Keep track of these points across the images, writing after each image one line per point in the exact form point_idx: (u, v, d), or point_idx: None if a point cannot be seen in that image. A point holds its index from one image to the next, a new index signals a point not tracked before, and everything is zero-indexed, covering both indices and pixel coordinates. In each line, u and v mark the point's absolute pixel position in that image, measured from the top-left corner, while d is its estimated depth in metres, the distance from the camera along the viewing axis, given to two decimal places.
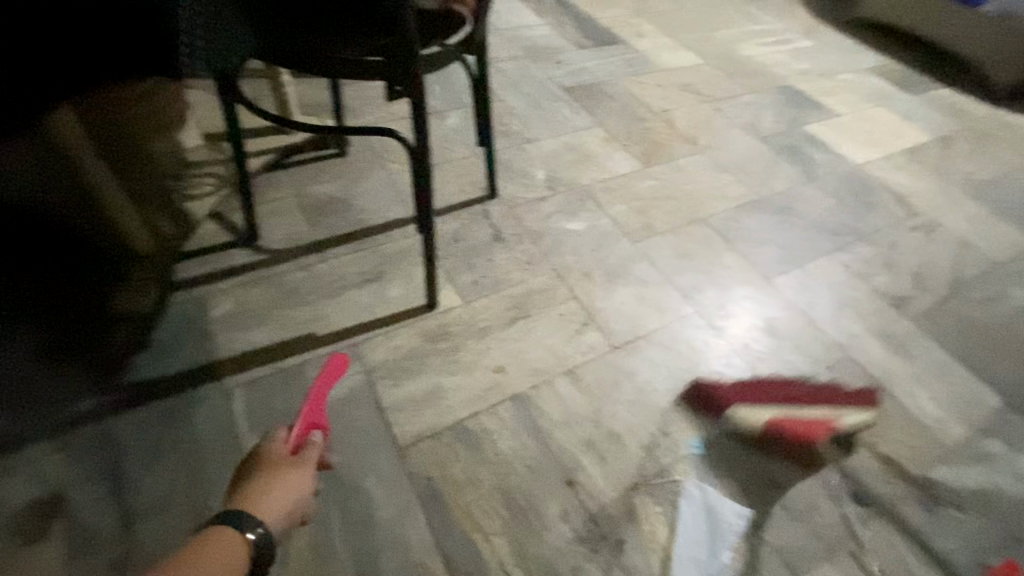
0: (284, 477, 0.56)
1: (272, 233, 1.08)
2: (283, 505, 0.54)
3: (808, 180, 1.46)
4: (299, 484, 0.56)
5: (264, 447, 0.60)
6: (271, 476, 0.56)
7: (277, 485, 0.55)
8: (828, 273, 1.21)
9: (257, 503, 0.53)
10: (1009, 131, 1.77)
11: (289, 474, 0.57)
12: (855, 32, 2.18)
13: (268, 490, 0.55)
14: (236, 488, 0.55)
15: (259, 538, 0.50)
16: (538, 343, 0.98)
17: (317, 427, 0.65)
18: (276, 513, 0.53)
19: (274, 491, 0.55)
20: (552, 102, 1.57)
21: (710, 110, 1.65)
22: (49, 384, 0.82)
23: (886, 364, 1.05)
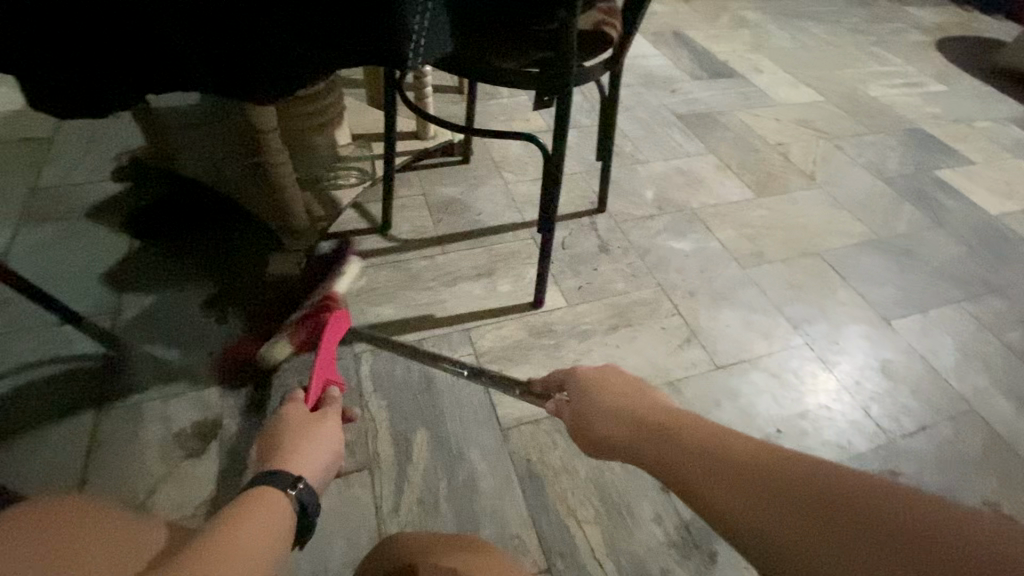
0: (312, 432, 0.63)
1: (402, 224, 1.19)
2: (319, 459, 0.60)
3: (935, 225, 1.38)
4: (329, 438, 0.64)
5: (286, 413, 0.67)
6: (301, 434, 0.62)
7: (310, 438, 0.62)
8: (954, 323, 1.13)
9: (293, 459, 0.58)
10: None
11: (317, 429, 0.64)
12: (997, 79, 2.05)
13: (303, 441, 0.61)
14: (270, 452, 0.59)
15: (301, 494, 0.52)
16: (639, 352, 1.00)
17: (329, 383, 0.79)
18: (314, 467, 0.58)
19: (311, 444, 0.61)
20: (663, 128, 1.61)
21: (829, 147, 1.61)
22: (215, 328, 0.96)
23: (1021, 426, 0.96)
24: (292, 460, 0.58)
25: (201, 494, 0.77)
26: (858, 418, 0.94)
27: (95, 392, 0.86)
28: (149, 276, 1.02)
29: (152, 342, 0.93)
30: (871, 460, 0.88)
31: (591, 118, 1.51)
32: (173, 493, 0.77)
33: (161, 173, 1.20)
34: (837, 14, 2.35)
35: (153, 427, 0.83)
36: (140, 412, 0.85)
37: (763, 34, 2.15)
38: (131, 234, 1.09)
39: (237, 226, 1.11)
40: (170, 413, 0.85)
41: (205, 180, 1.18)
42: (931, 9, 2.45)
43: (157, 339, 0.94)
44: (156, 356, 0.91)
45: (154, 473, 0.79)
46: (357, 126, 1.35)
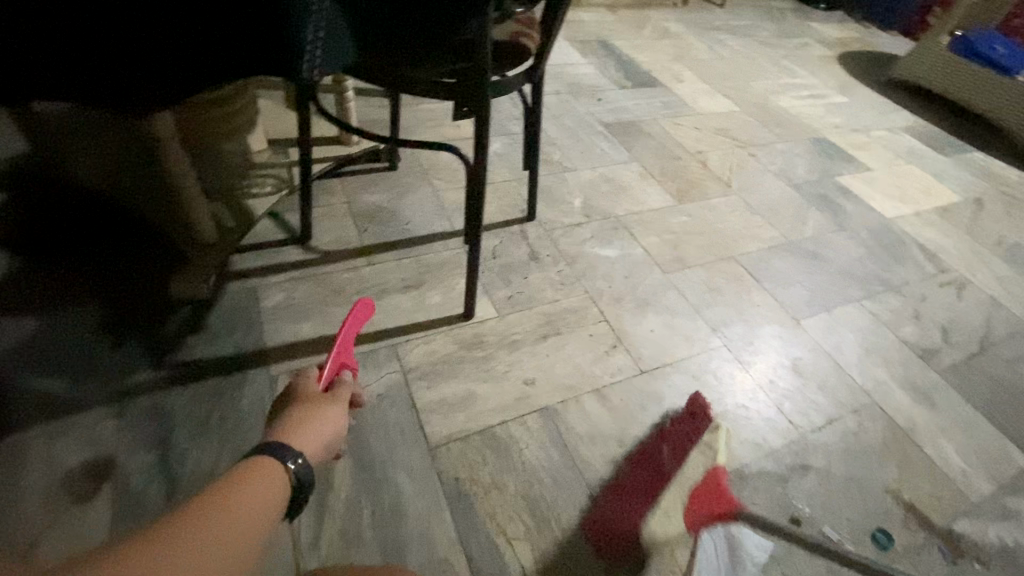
0: (321, 411, 0.54)
1: (324, 235, 1.14)
2: (322, 442, 0.52)
3: (838, 228, 1.49)
4: (334, 421, 0.55)
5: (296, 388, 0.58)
6: (310, 410, 0.54)
7: (316, 419, 0.53)
8: (856, 320, 1.22)
9: (295, 437, 0.50)
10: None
11: (326, 410, 0.55)
12: (889, 91, 2.25)
13: (308, 420, 0.53)
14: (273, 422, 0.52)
15: (299, 469, 0.46)
16: (568, 360, 1.01)
17: (343, 368, 0.69)
18: (316, 448, 0.51)
19: (315, 419, 0.53)
20: (591, 136, 1.64)
21: (744, 156, 1.71)
22: (109, 354, 0.87)
23: (914, 414, 1.05)
24: (292, 437, 0.49)
25: (90, 542, 0.70)
26: (773, 415, 0.99)
27: None
28: (30, 299, 0.92)
29: (32, 373, 0.83)
30: (785, 455, 0.93)
31: (519, 126, 1.51)
32: (57, 544, 0.69)
33: (46, 182, 1.08)
34: (751, 29, 2.50)
35: (32, 470, 0.74)
36: (16, 453, 0.75)
37: (684, 45, 2.25)
38: (7, 252, 0.97)
39: (136, 240, 1.02)
40: (53, 453, 0.76)
41: (98, 190, 1.07)
42: (833, 25, 2.66)
43: (38, 370, 0.84)
44: (36, 389, 0.82)
45: (33, 523, 0.70)
46: (273, 132, 1.28)
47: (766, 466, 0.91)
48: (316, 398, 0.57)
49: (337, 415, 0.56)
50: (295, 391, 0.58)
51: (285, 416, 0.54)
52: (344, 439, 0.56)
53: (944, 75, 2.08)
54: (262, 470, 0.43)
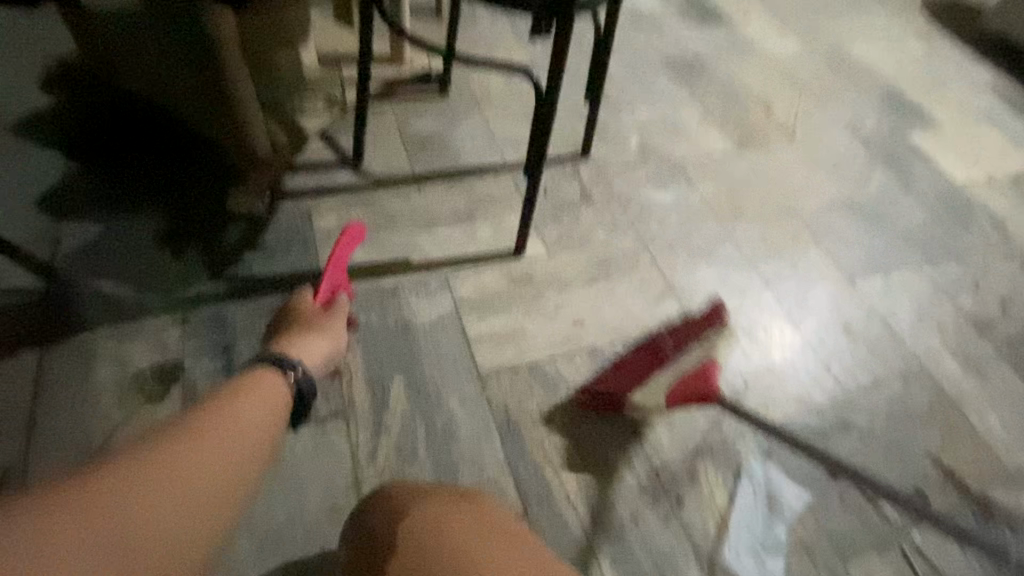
0: (321, 328, 0.71)
1: (376, 159, 1.12)
2: (319, 354, 0.68)
3: (904, 189, 1.42)
4: (332, 337, 0.71)
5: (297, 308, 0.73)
6: (313, 328, 0.70)
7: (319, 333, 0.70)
8: (913, 285, 1.19)
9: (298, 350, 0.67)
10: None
11: (325, 326, 0.71)
12: (976, 42, 2.06)
13: (310, 335, 0.69)
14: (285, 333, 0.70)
15: (300, 383, 0.61)
16: (618, 304, 1.00)
17: (339, 291, 0.78)
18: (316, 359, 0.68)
19: (317, 340, 0.69)
20: (650, 72, 1.55)
21: (810, 104, 1.61)
22: (170, 264, 0.89)
23: (962, 383, 1.03)
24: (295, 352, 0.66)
25: None
26: (819, 373, 0.99)
27: (38, 330, 0.79)
28: (92, 202, 0.92)
29: (98, 276, 0.85)
30: (828, 412, 0.94)
31: (577, 55, 1.43)
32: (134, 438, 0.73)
33: (97, 86, 1.06)
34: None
35: (105, 369, 0.77)
36: (91, 352, 0.79)
37: None
38: (66, 155, 0.97)
39: (190, 152, 1.01)
40: (125, 354, 0.79)
41: (150, 96, 1.05)
42: None
43: (103, 274, 0.86)
44: (103, 292, 0.84)
45: (110, 417, 0.74)
46: (325, 46, 1.22)
47: (808, 420, 0.92)
48: (322, 320, 0.72)
49: (337, 334, 0.71)
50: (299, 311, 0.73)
51: (294, 324, 0.72)
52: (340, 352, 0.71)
53: None
54: (267, 376, 0.58)
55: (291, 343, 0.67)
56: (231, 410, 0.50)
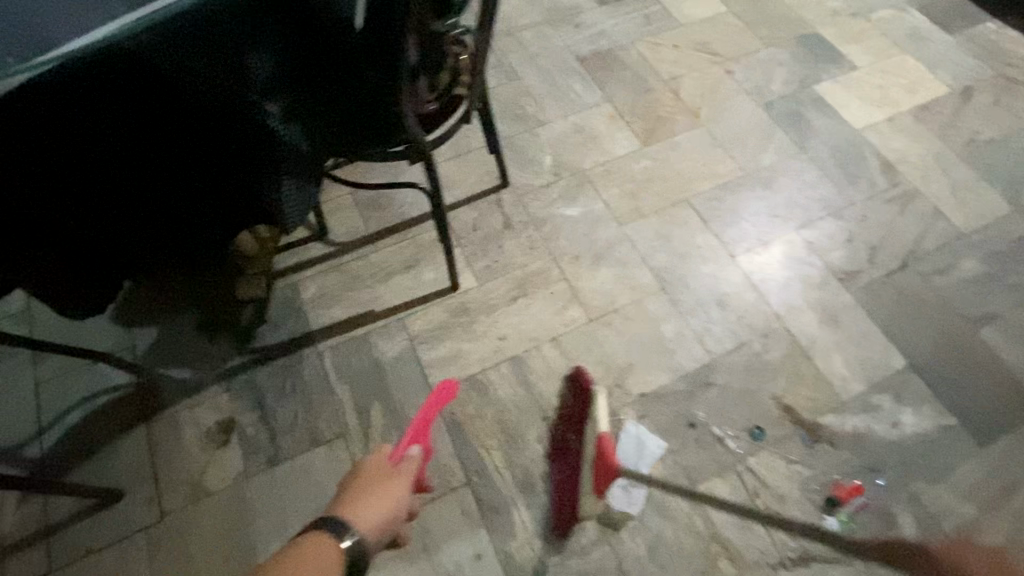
0: (387, 486, 0.72)
1: (337, 227, 1.43)
2: (376, 521, 0.69)
3: (800, 150, 1.59)
4: (392, 501, 0.71)
5: (363, 467, 0.74)
6: (378, 486, 0.72)
7: (378, 497, 0.71)
8: (790, 250, 1.42)
9: (358, 512, 0.68)
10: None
11: (390, 486, 0.72)
12: None
13: (370, 496, 0.70)
14: (348, 487, 0.72)
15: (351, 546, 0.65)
16: (534, 317, 1.33)
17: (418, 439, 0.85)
18: (373, 524, 0.68)
19: (375, 500, 0.70)
20: (565, 77, 1.73)
21: (719, 74, 1.75)
22: (210, 348, 1.27)
23: (815, 333, 1.31)
24: (361, 509, 0.69)
25: (234, 469, 1.15)
26: (693, 345, 1.29)
27: (138, 411, 1.20)
28: (147, 312, 1.30)
29: (168, 366, 1.25)
30: (695, 376, 1.25)
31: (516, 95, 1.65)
32: (217, 471, 1.15)
33: None
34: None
35: (189, 430, 1.19)
36: (176, 420, 1.20)
37: None
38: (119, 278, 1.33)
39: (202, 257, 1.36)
40: (197, 418, 1.20)
41: None
42: None
43: (170, 364, 1.25)
44: (173, 377, 1.24)
45: (200, 460, 1.16)
46: None
47: (679, 386, 1.24)
48: (388, 471, 0.74)
49: (399, 494, 0.72)
50: (364, 471, 0.73)
51: (356, 482, 0.73)
52: (402, 517, 0.72)
53: None
54: (320, 536, 0.64)
55: (358, 501, 0.70)
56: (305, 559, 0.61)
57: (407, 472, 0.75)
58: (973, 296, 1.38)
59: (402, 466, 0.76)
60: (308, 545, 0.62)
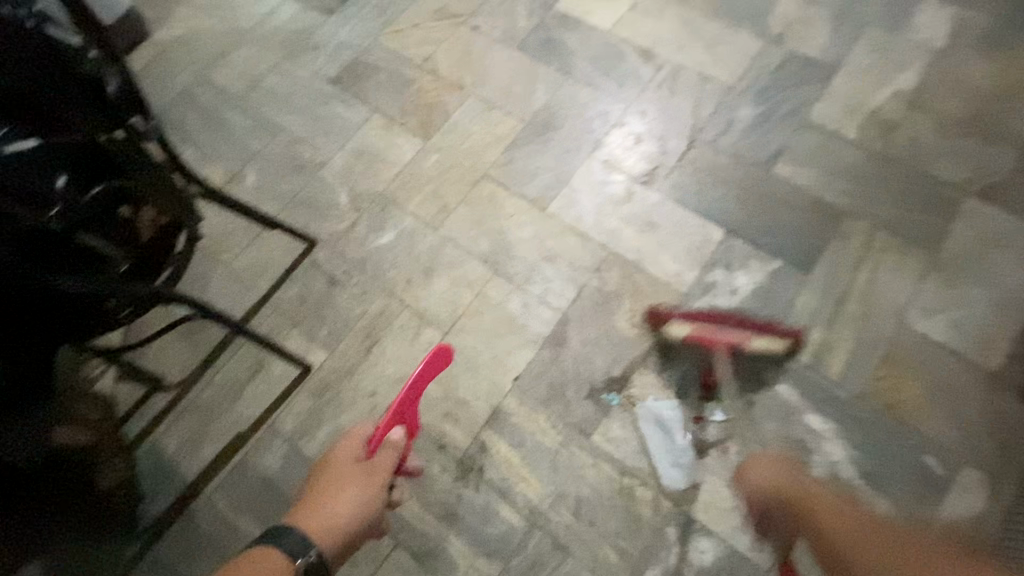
0: (353, 482, 0.80)
1: (170, 369, 1.36)
2: (340, 522, 0.77)
3: (565, 75, 1.62)
4: (356, 495, 0.79)
5: (342, 449, 0.84)
6: (345, 481, 0.80)
7: (343, 491, 0.79)
8: (588, 178, 1.47)
9: (322, 512, 0.77)
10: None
11: (356, 479, 0.80)
12: None
13: (336, 493, 0.79)
14: (322, 474, 0.82)
15: (301, 563, 0.71)
16: (393, 358, 1.33)
17: (398, 424, 0.87)
18: (333, 524, 0.76)
19: (344, 497, 0.78)
20: (325, 106, 1.68)
21: (467, 33, 1.74)
22: (100, 550, 1.21)
23: (640, 244, 1.38)
24: (327, 507, 0.77)
25: None
26: (541, 310, 1.33)
27: None
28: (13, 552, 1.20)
29: None
30: (552, 338, 1.30)
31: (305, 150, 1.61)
32: None
33: None
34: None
35: None
36: None
37: None
38: None
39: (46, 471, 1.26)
40: None
41: None
42: None
43: None
44: None
45: None
46: None
47: (543, 353, 1.29)
48: (356, 466, 0.81)
49: (371, 485, 0.80)
50: (340, 457, 0.83)
51: (333, 469, 0.81)
52: (375, 510, 0.79)
53: None
54: (266, 552, 0.71)
55: (330, 496, 0.78)
56: None
57: (378, 467, 0.82)
58: (756, 141, 1.48)
59: (378, 455, 0.84)
60: (254, 558, 0.70)
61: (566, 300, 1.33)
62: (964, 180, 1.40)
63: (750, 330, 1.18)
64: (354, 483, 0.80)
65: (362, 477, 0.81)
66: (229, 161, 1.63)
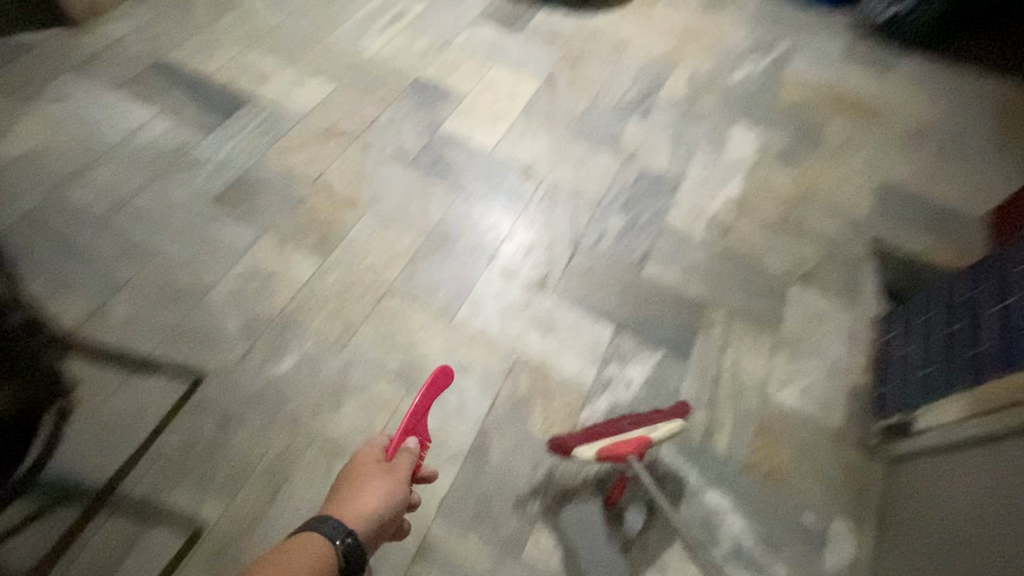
0: (377, 481, 0.92)
1: (12, 556, 1.13)
2: (371, 513, 0.88)
3: (456, 192, 1.76)
4: (381, 489, 0.91)
5: (363, 454, 0.96)
6: (371, 479, 0.92)
7: (371, 486, 0.91)
8: (488, 287, 1.57)
9: (351, 505, 0.88)
10: (588, 61, 2.26)
11: (380, 477, 0.93)
12: None
13: (361, 487, 0.90)
14: (346, 481, 0.93)
15: (341, 543, 0.81)
16: (304, 499, 1.24)
17: (410, 435, 1.01)
18: (363, 514, 0.87)
19: (371, 490, 0.90)
20: (208, 226, 1.60)
21: (358, 151, 1.82)
22: None
23: (543, 347, 1.48)
24: (356, 501, 0.88)
25: None
26: (457, 424, 1.34)
27: None
28: None
29: None
30: (472, 452, 1.31)
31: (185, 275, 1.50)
32: None
33: None
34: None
35: None
36: None
37: (256, 31, 2.13)
38: None
39: None
40: None
41: None
42: None
43: None
44: None
45: None
46: None
47: (465, 469, 1.29)
48: (377, 466, 0.94)
49: (389, 482, 0.92)
50: (363, 460, 0.95)
51: (357, 472, 0.93)
52: (396, 502, 0.91)
53: None
54: (309, 535, 0.80)
55: (359, 489, 0.90)
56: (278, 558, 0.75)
57: (397, 467, 0.95)
58: (627, 246, 1.71)
59: (397, 458, 0.97)
60: (295, 541, 0.79)
61: (481, 410, 1.37)
62: (786, 271, 1.74)
63: (646, 428, 1.23)
64: (380, 478, 0.92)
65: (384, 477, 0.93)
66: (89, 292, 1.45)
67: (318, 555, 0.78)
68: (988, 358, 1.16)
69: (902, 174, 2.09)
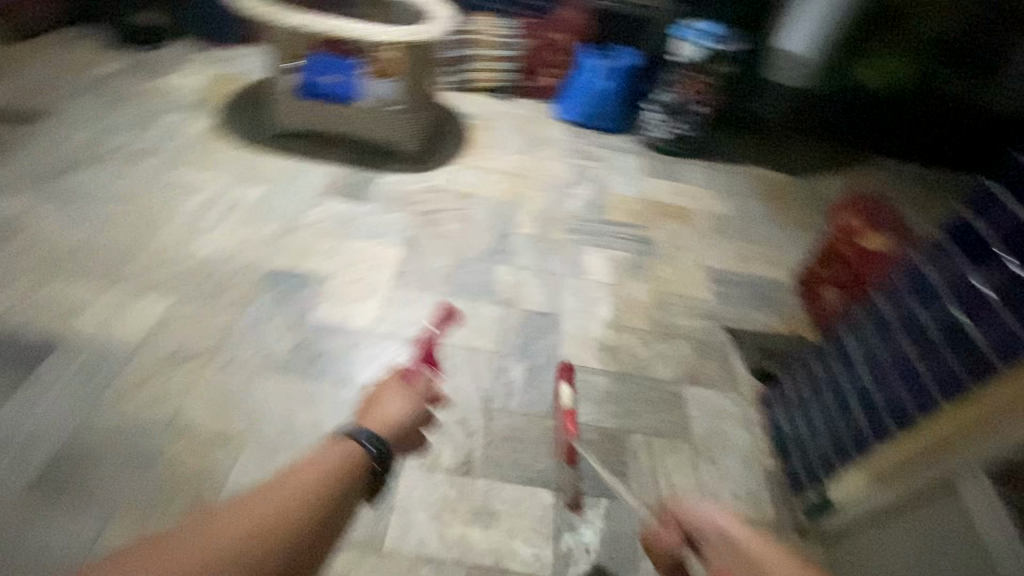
0: (392, 388, 1.25)
1: None
2: (386, 421, 1.17)
3: (347, 389, 1.63)
4: (395, 394, 1.24)
5: (386, 379, 1.30)
6: (387, 389, 1.25)
7: (386, 396, 1.23)
8: (414, 491, 1.43)
9: (371, 419, 1.17)
10: (441, 217, 2.37)
11: (396, 385, 1.26)
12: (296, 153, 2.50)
13: (378, 402, 1.22)
14: (372, 402, 1.24)
15: (369, 448, 1.02)
16: None
17: (426, 370, 1.37)
18: (384, 418, 1.17)
19: (385, 401, 1.22)
20: (30, 536, 1.25)
21: (220, 370, 1.60)
22: None
23: (491, 542, 1.38)
24: (372, 412, 1.19)
25: None
26: None
27: None
28: None
29: None
30: None
31: None
32: None
33: None
34: (105, 175, 2.16)
35: None
36: None
37: (54, 253, 1.82)
38: None
39: None
40: None
41: None
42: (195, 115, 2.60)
43: None
44: None
45: None
46: None
47: None
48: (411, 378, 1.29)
49: (416, 387, 1.27)
50: (394, 375, 1.30)
51: (389, 383, 1.28)
52: (415, 411, 1.23)
53: (326, 120, 2.51)
54: (346, 440, 1.03)
55: (382, 398, 1.24)
56: (295, 474, 0.90)
57: (413, 389, 1.27)
58: (537, 396, 1.71)
59: (418, 377, 1.30)
60: (332, 448, 1.00)
61: None
62: (676, 374, 1.90)
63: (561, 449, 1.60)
64: (402, 395, 1.24)
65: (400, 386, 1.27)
66: None
67: (353, 476, 0.95)
68: (866, 429, 1.39)
69: (722, 260, 2.50)
